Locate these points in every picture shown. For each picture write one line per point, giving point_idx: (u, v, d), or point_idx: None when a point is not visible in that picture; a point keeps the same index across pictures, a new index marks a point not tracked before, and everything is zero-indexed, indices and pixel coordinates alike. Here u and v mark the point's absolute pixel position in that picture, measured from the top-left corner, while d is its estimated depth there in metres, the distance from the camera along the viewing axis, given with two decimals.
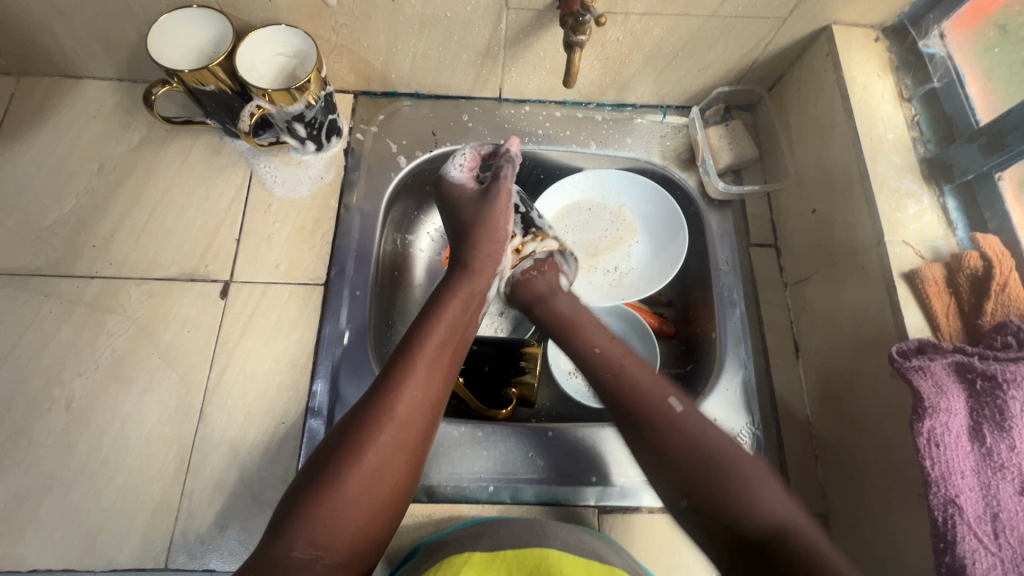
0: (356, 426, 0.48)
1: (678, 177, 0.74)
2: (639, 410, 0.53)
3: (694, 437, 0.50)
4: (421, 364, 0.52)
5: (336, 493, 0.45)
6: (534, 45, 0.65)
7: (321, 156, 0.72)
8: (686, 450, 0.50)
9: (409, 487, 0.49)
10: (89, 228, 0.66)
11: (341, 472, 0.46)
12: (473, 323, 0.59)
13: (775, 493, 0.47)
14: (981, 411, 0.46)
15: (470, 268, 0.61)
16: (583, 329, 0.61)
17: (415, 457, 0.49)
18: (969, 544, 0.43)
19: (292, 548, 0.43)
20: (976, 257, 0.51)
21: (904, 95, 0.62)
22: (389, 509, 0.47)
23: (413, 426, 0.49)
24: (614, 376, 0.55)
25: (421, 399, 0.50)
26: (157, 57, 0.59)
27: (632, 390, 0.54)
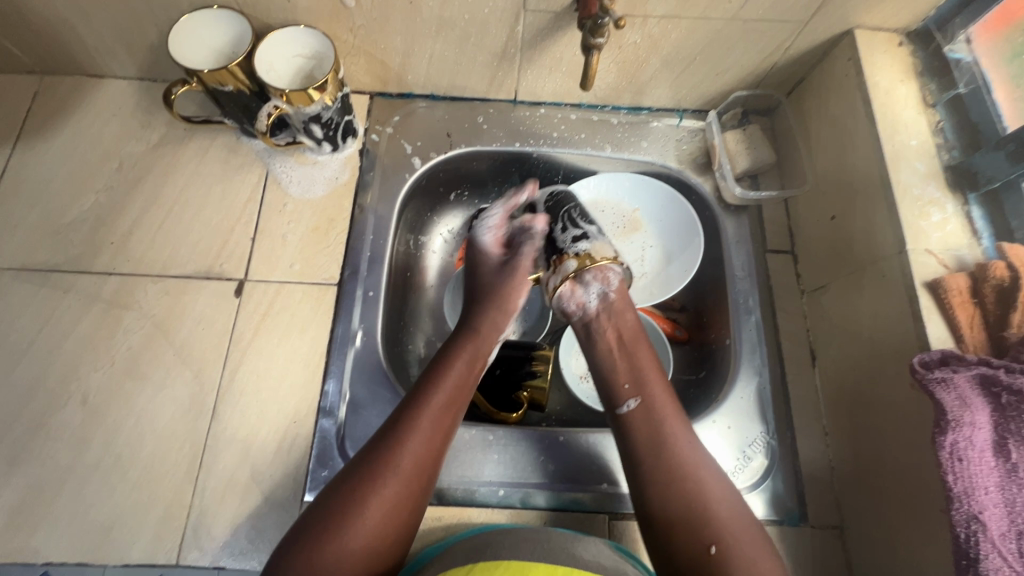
0: (358, 477, 0.48)
1: (694, 181, 0.73)
2: (670, 466, 0.50)
3: (718, 508, 0.48)
4: (427, 418, 0.51)
5: (333, 544, 0.45)
6: (551, 47, 0.65)
7: (337, 156, 0.72)
8: (700, 515, 0.48)
9: (405, 541, 0.49)
10: (108, 225, 0.67)
11: (340, 522, 0.45)
12: (480, 375, 0.58)
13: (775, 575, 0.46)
14: (1006, 425, 0.45)
15: (474, 322, 0.61)
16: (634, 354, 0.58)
17: (414, 510, 0.49)
18: (993, 562, 0.42)
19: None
20: (1002, 267, 0.49)
21: (928, 100, 0.61)
22: (385, 562, 0.47)
23: (414, 481, 0.49)
24: (650, 422, 0.53)
25: (422, 452, 0.50)
26: (177, 57, 0.59)
27: (660, 441, 0.51)
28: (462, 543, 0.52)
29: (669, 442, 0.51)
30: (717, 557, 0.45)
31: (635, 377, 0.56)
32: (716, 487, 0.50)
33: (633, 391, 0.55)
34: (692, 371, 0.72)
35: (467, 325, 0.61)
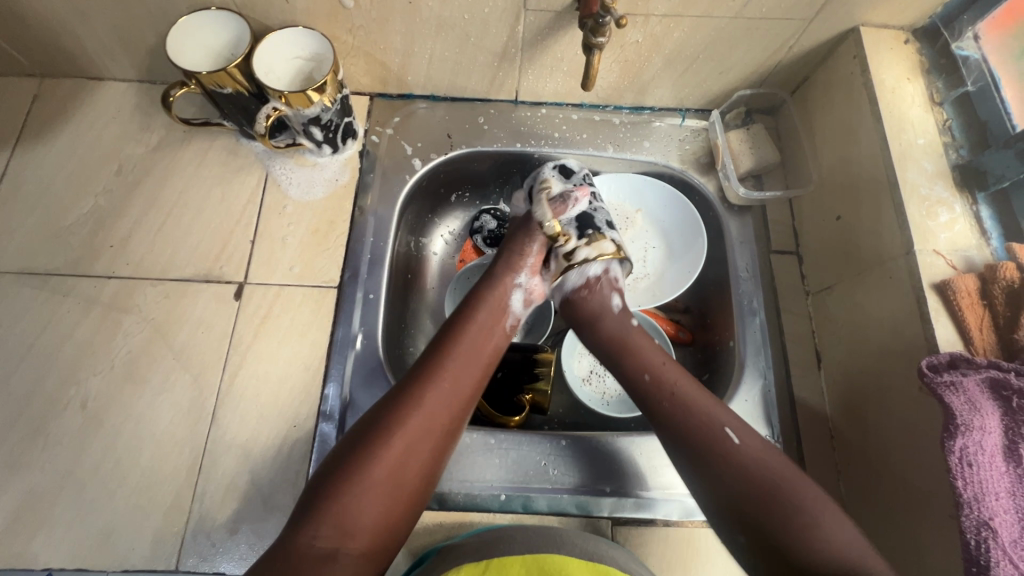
0: (384, 418, 0.49)
1: (697, 181, 0.73)
2: (699, 442, 0.51)
3: (757, 467, 0.49)
4: (453, 364, 0.53)
5: (360, 481, 0.45)
6: (551, 47, 0.64)
7: (337, 158, 0.71)
8: (751, 480, 0.49)
9: (429, 485, 0.49)
10: (107, 228, 0.66)
11: (368, 457, 0.46)
12: (505, 329, 0.59)
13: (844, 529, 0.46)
14: (1016, 430, 0.44)
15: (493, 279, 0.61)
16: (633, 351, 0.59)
17: (440, 455, 0.49)
18: (1005, 571, 0.41)
19: (317, 534, 0.43)
20: (1012, 268, 0.48)
21: (935, 99, 0.60)
22: (409, 502, 0.47)
23: (439, 423, 0.50)
24: (672, 404, 0.54)
25: (449, 394, 0.51)
26: (176, 59, 0.59)
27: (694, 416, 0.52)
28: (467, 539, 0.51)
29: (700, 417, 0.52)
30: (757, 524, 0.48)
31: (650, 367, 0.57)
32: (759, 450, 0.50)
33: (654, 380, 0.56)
34: (696, 372, 0.71)
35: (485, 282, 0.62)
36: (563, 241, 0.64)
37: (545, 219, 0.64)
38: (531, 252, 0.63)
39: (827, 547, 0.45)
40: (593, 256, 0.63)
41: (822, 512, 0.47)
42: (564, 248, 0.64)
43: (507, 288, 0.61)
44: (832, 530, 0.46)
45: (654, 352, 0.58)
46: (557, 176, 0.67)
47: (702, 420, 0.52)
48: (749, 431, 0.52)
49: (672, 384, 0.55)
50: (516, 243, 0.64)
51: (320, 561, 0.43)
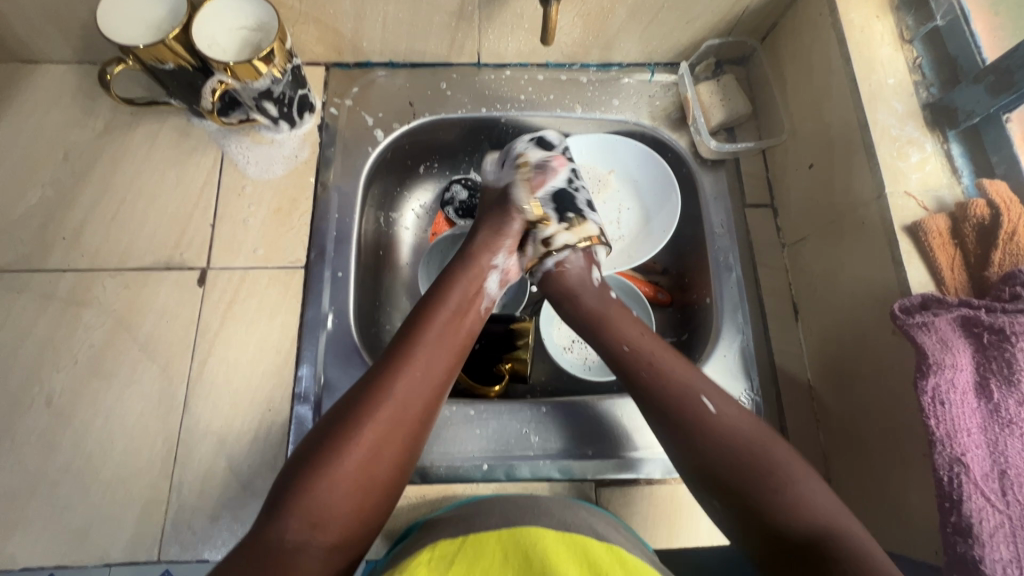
0: (354, 409, 0.47)
1: (669, 138, 0.71)
2: (683, 418, 0.49)
3: (737, 445, 0.47)
4: (425, 352, 0.52)
5: (331, 473, 0.44)
6: (510, 2, 0.61)
7: (295, 133, 0.68)
8: (729, 459, 0.46)
9: (403, 475, 0.48)
10: (58, 220, 0.64)
11: (339, 448, 0.45)
12: (478, 314, 0.58)
13: (826, 495, 0.45)
14: (988, 365, 0.44)
15: (466, 260, 0.60)
16: (613, 325, 0.57)
17: (413, 444, 0.49)
18: (976, 503, 0.42)
19: (287, 527, 0.42)
20: (982, 204, 0.48)
21: (904, 36, 0.58)
22: (382, 494, 0.47)
23: (412, 411, 0.49)
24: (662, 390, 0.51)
25: (420, 383, 0.50)
26: (109, 33, 0.55)
27: (676, 402, 0.50)
28: (449, 516, 0.50)
29: (691, 404, 0.49)
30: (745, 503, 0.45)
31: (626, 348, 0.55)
32: (752, 436, 0.48)
33: (633, 350, 0.54)
34: (676, 333, 0.71)
35: (453, 263, 0.60)
36: (544, 226, 0.62)
37: (522, 203, 0.63)
38: (507, 232, 0.61)
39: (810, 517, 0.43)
40: (575, 241, 0.62)
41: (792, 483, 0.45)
42: (544, 233, 0.62)
43: (483, 274, 0.59)
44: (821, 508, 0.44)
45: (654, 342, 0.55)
46: (533, 146, 0.66)
47: (690, 401, 0.49)
48: (733, 406, 0.49)
49: (651, 358, 0.53)
50: (490, 223, 0.62)
51: (292, 555, 0.42)
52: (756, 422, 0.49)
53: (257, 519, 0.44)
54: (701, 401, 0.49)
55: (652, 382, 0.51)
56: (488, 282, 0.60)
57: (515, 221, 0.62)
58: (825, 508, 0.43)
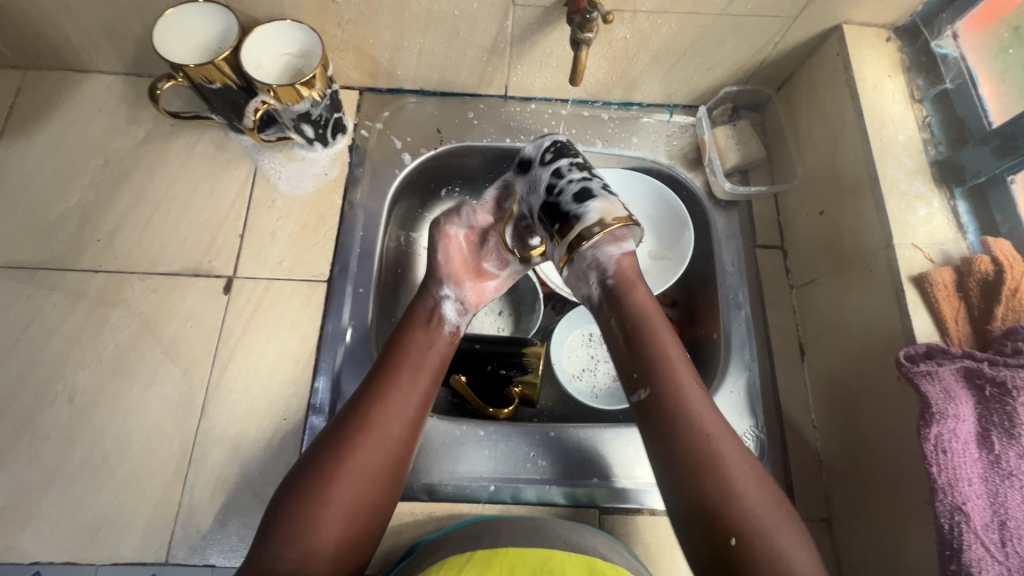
0: (338, 438, 0.49)
1: (684, 177, 0.74)
2: (687, 455, 0.47)
3: (731, 489, 0.45)
4: (404, 379, 0.53)
5: (316, 501, 0.46)
6: (540, 42, 0.65)
7: (326, 152, 0.71)
8: (722, 504, 0.45)
9: (391, 497, 0.49)
10: (94, 222, 0.66)
11: (322, 476, 0.46)
12: (451, 337, 0.59)
13: (791, 537, 0.44)
14: (990, 417, 0.46)
15: (435, 287, 0.62)
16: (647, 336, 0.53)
17: (397, 469, 0.50)
18: (976, 553, 0.43)
19: (280, 554, 0.44)
20: (987, 260, 0.50)
21: (915, 96, 0.62)
22: (370, 518, 0.48)
23: (390, 438, 0.50)
24: (662, 412, 0.49)
25: (398, 408, 0.51)
26: (163, 52, 0.58)
27: (692, 445, 0.47)
28: (458, 530, 0.51)
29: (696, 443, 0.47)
30: (737, 548, 0.44)
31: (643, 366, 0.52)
32: (753, 487, 0.46)
33: (643, 374, 0.51)
34: None
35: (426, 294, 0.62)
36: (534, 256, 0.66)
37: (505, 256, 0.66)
38: (495, 274, 0.67)
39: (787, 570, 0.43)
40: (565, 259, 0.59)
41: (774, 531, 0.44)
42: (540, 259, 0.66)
43: (437, 300, 0.61)
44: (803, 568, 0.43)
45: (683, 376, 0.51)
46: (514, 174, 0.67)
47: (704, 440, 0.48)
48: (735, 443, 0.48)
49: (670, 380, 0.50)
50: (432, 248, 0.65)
51: None
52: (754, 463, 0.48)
53: (252, 547, 0.45)
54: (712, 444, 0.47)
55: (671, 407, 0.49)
56: (446, 308, 0.61)
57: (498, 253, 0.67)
58: (793, 552, 0.43)
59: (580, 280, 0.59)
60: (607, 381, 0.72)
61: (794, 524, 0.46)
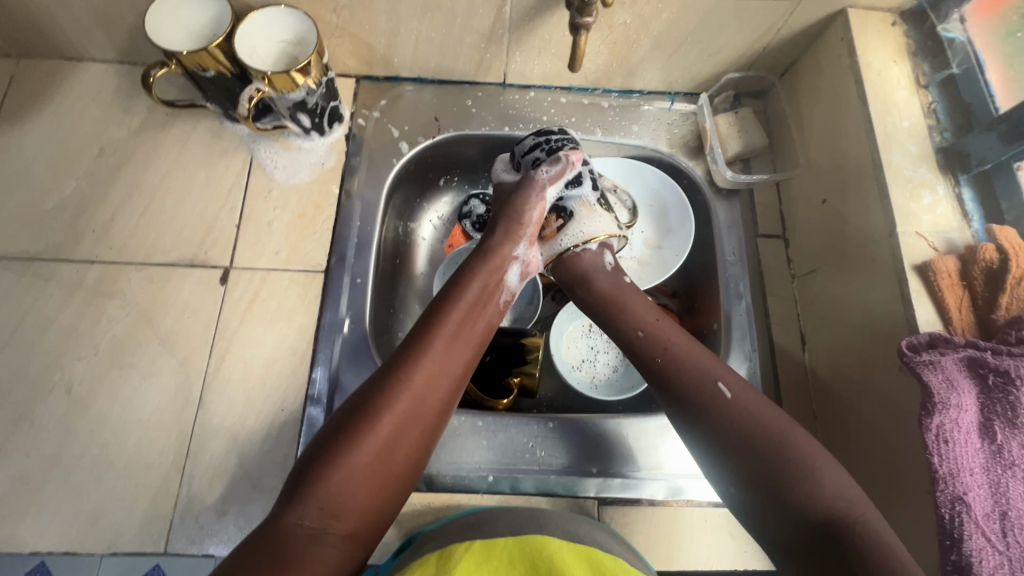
0: (372, 403, 0.48)
1: (685, 165, 0.73)
2: (692, 390, 0.52)
3: (742, 419, 0.50)
4: (442, 346, 0.52)
5: (347, 465, 0.45)
6: (539, 28, 0.63)
7: (322, 141, 0.71)
8: (769, 436, 0.49)
9: (417, 468, 0.49)
10: (89, 213, 0.66)
11: (354, 440, 0.46)
12: (498, 306, 0.58)
13: (840, 476, 0.47)
14: (991, 407, 0.45)
15: (488, 253, 0.58)
16: (629, 306, 0.59)
17: (427, 440, 0.49)
18: (977, 542, 0.42)
19: (302, 518, 0.43)
20: (992, 249, 0.49)
21: (921, 81, 0.61)
22: (396, 485, 0.47)
23: (426, 407, 0.49)
24: (666, 360, 0.55)
25: (438, 377, 0.50)
26: (155, 38, 0.57)
27: (696, 388, 0.52)
28: (453, 522, 0.51)
29: (701, 389, 0.52)
30: (774, 475, 0.47)
31: (644, 328, 0.57)
32: (787, 424, 0.50)
33: (646, 337, 0.57)
34: None
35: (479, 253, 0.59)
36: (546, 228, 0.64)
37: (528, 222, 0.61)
38: (528, 222, 0.60)
39: (819, 492, 0.46)
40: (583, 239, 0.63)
41: (821, 467, 0.47)
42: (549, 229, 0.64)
43: (507, 261, 0.59)
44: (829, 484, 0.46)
45: (675, 333, 0.57)
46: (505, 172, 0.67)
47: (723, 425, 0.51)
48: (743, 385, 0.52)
49: (662, 340, 0.56)
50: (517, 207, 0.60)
51: (307, 545, 0.42)
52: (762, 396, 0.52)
53: (274, 507, 0.44)
54: (713, 374, 0.53)
55: (668, 369, 0.54)
56: (510, 272, 0.59)
57: (535, 202, 0.61)
58: (830, 483, 0.47)
59: (563, 271, 0.63)
60: (606, 372, 0.71)
61: (822, 452, 0.49)
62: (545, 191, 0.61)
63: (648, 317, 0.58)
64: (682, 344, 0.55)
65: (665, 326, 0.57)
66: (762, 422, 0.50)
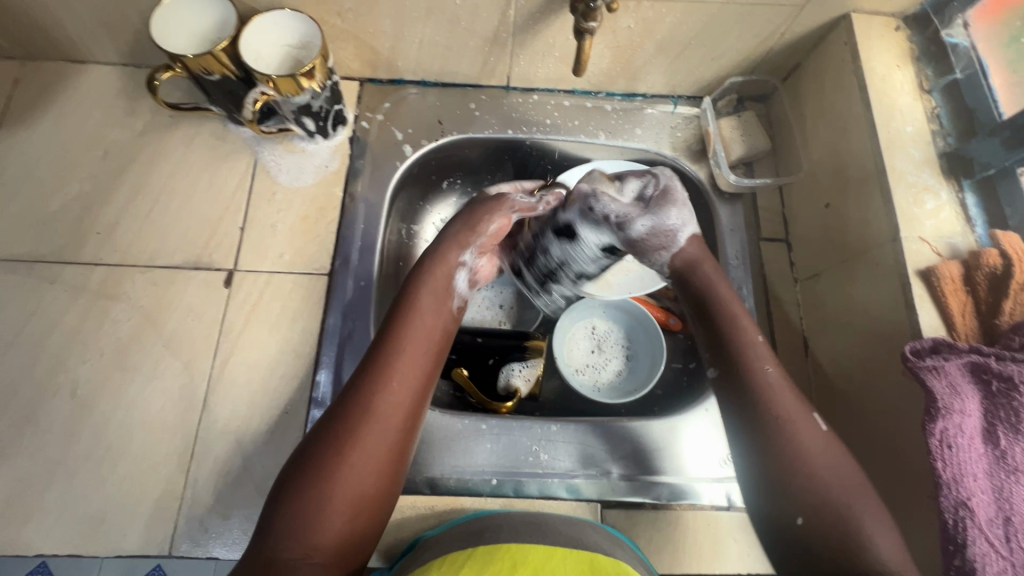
0: (333, 431, 0.47)
1: (688, 168, 0.72)
2: (773, 430, 0.48)
3: (824, 474, 0.46)
4: (398, 361, 0.50)
5: (317, 493, 0.44)
6: (543, 31, 0.64)
7: (326, 144, 0.71)
8: (802, 486, 0.46)
9: (392, 487, 0.48)
10: (93, 215, 0.66)
11: (320, 476, 0.45)
12: (453, 311, 0.57)
13: (888, 538, 0.44)
14: (995, 412, 0.45)
15: (433, 261, 0.58)
16: (736, 319, 0.53)
17: (399, 466, 0.48)
18: (980, 548, 0.42)
19: (281, 547, 0.43)
20: (995, 255, 0.49)
21: (923, 86, 0.61)
22: (374, 507, 0.47)
23: (390, 426, 0.48)
24: (739, 390, 0.50)
25: (395, 395, 0.49)
26: (160, 41, 0.57)
27: (772, 428, 0.48)
28: (458, 528, 0.51)
29: (784, 431, 0.48)
30: (804, 528, 0.45)
31: (731, 353, 0.52)
32: (826, 467, 0.47)
33: (743, 353, 0.51)
34: (683, 360, 0.73)
35: (423, 262, 0.58)
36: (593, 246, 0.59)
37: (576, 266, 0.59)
38: (481, 231, 0.59)
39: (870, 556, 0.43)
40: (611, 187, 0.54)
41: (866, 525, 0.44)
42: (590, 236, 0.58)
43: (452, 269, 0.58)
44: (887, 553, 0.43)
45: (774, 369, 0.50)
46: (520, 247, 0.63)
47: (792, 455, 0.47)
48: (825, 440, 0.48)
49: (755, 362, 0.50)
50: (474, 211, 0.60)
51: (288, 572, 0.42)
52: (842, 451, 0.48)
53: (254, 538, 0.44)
54: (794, 426, 0.48)
55: (760, 392, 0.49)
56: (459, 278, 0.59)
57: (496, 217, 0.60)
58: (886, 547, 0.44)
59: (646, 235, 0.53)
60: (610, 376, 0.71)
61: (883, 514, 0.45)
62: (511, 210, 0.60)
63: (751, 331, 0.53)
64: (776, 370, 0.50)
65: (758, 349, 0.51)
66: (818, 474, 0.46)
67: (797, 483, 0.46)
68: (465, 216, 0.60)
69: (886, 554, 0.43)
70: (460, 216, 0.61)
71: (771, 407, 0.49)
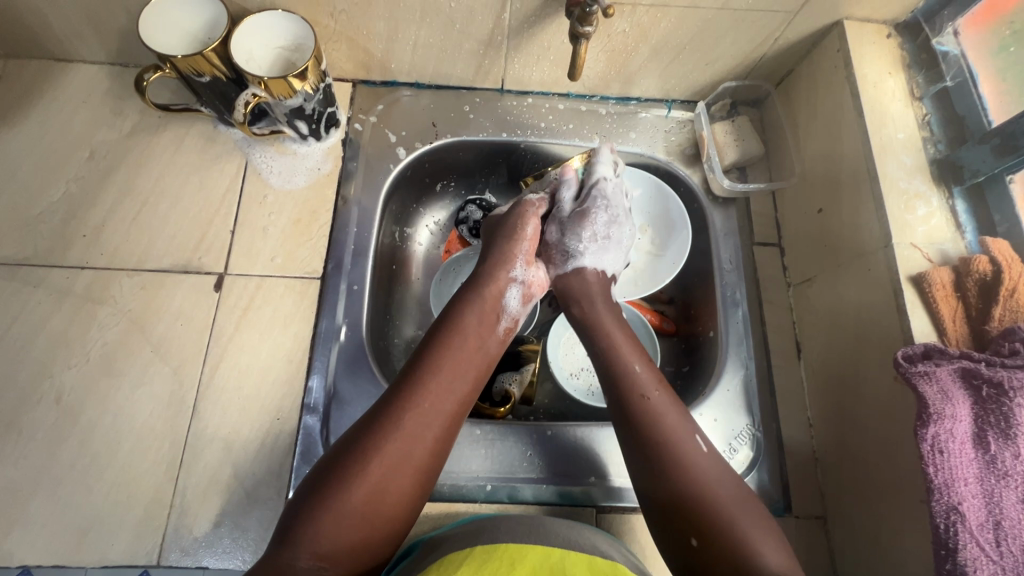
0: (368, 437, 0.47)
1: (682, 173, 0.73)
2: (650, 445, 0.49)
3: (705, 488, 0.47)
4: (439, 376, 0.51)
5: (343, 498, 0.44)
6: (539, 35, 0.63)
7: (318, 146, 0.70)
8: (687, 500, 0.46)
9: (414, 506, 0.47)
10: (79, 218, 0.64)
11: (343, 485, 0.44)
12: (501, 334, 0.58)
13: (773, 545, 0.44)
14: (985, 418, 0.46)
15: (485, 276, 0.60)
16: (621, 351, 0.56)
17: (424, 479, 0.48)
18: (971, 552, 0.43)
19: (297, 557, 0.41)
20: (985, 261, 0.50)
21: (915, 93, 0.61)
22: (394, 522, 0.46)
23: (424, 439, 0.48)
24: (624, 389, 0.52)
25: (434, 409, 0.49)
26: (150, 42, 0.57)
27: (662, 448, 0.48)
28: (454, 532, 0.51)
29: (678, 451, 0.48)
30: (699, 547, 0.45)
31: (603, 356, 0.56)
32: (717, 480, 0.47)
33: (631, 377, 0.53)
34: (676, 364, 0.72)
35: (474, 279, 0.60)
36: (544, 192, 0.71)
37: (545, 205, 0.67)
38: (523, 236, 0.62)
39: (761, 564, 0.43)
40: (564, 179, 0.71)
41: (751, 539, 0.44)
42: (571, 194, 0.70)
43: (504, 283, 0.59)
44: (771, 557, 0.43)
45: (672, 413, 0.51)
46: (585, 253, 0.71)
47: (667, 441, 0.49)
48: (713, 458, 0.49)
49: (643, 390, 0.52)
50: (512, 223, 0.63)
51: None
52: (721, 461, 0.49)
53: (271, 544, 0.43)
54: (669, 436, 0.49)
55: (641, 414, 0.50)
56: (509, 297, 0.60)
57: (530, 222, 0.64)
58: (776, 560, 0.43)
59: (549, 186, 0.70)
60: None
61: (764, 519, 0.46)
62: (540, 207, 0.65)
63: (640, 371, 0.53)
64: (655, 388, 0.52)
65: (647, 378, 0.53)
66: (712, 492, 0.46)
67: (686, 503, 0.46)
68: (509, 226, 0.63)
69: (771, 562, 0.43)
70: (504, 223, 0.64)
71: (653, 429, 0.50)
